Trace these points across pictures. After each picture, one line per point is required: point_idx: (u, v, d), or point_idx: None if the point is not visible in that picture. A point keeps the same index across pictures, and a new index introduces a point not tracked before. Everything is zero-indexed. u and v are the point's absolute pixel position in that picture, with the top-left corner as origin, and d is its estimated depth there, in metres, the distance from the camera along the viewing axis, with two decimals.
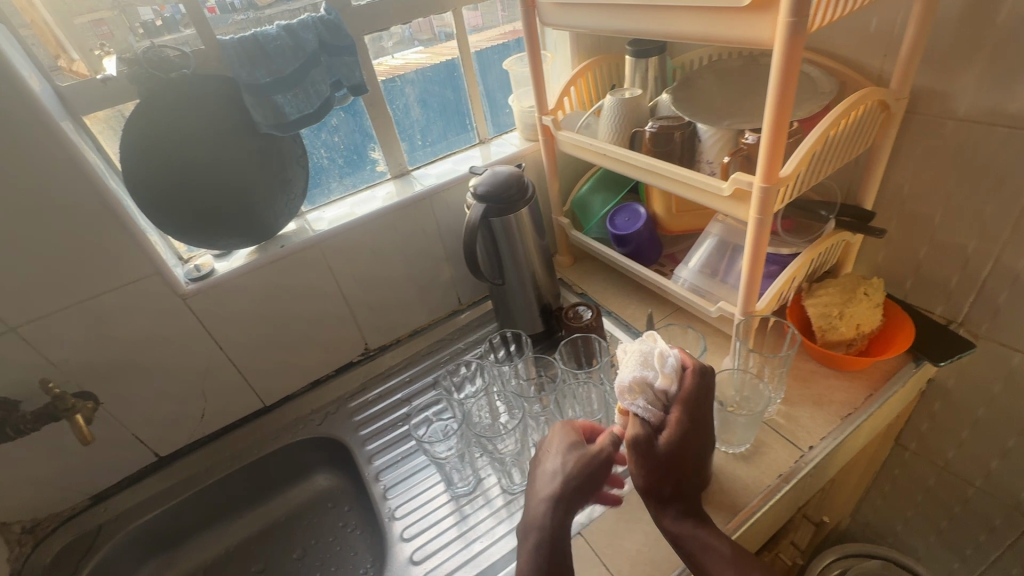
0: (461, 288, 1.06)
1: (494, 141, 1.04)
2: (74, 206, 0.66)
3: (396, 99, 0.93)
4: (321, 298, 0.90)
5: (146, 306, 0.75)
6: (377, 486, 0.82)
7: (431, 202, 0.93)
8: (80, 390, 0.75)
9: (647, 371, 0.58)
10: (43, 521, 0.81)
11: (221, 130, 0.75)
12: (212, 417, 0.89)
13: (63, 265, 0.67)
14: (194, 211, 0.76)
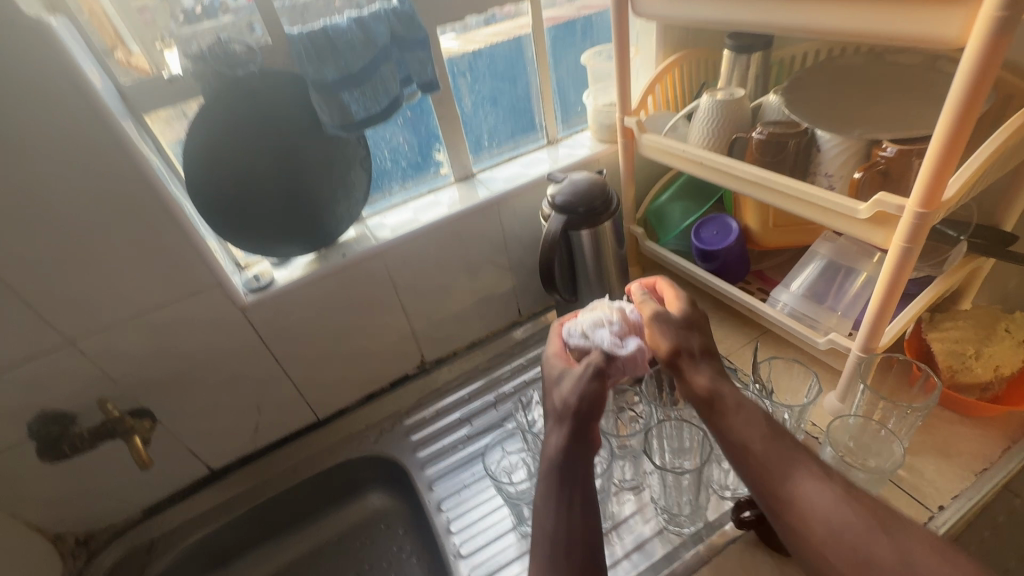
0: (521, 299, 0.99)
1: (564, 142, 0.96)
2: (136, 214, 0.61)
3: (463, 96, 0.86)
4: (381, 309, 0.85)
5: (206, 320, 0.71)
6: (440, 517, 0.74)
7: (497, 209, 0.86)
8: (137, 407, 0.71)
9: (587, 331, 0.60)
10: (98, 533, 0.79)
11: (288, 131, 0.70)
12: (266, 431, 0.85)
13: (123, 276, 0.63)
14: (257, 217, 0.71)
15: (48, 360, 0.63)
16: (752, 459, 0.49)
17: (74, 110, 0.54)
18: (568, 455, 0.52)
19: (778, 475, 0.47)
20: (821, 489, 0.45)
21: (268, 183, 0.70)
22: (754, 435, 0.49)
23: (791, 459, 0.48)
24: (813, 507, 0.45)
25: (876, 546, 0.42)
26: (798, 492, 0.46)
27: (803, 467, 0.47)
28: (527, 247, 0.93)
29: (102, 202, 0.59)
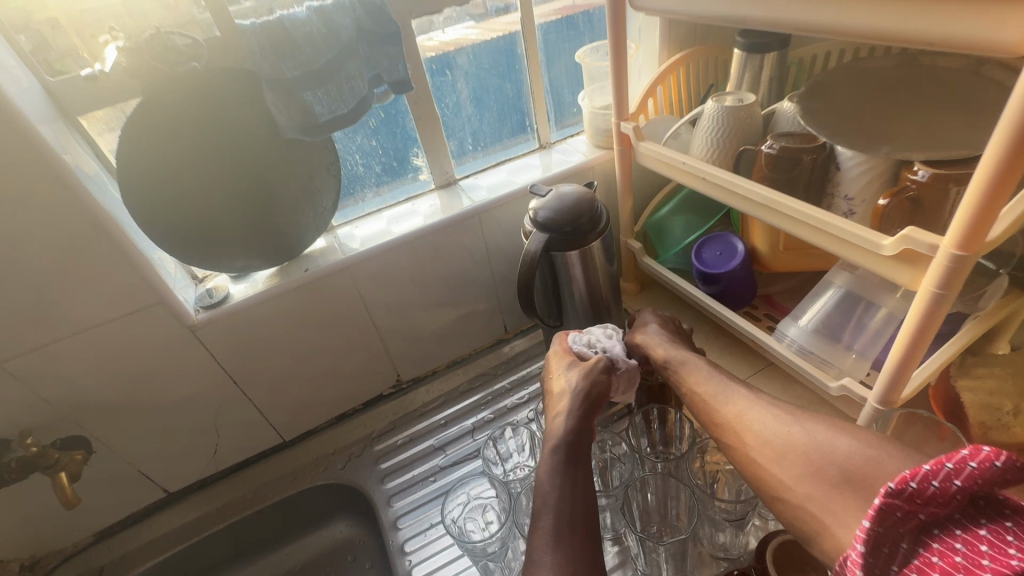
0: (508, 316, 0.92)
1: (557, 146, 0.88)
2: (64, 226, 0.55)
3: (444, 95, 0.79)
4: (350, 327, 0.78)
5: (151, 340, 0.65)
6: (403, 562, 0.68)
7: (479, 220, 0.79)
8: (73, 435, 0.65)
9: (591, 341, 0.67)
10: (46, 557, 0.75)
11: (240, 134, 0.63)
12: (226, 453, 0.79)
13: (54, 293, 0.58)
14: (208, 227, 0.65)
15: None
16: (705, 393, 0.55)
17: None
18: (572, 436, 0.56)
19: (727, 399, 0.54)
20: (762, 402, 0.52)
21: (221, 191, 0.64)
22: (699, 372, 0.58)
23: (736, 387, 0.55)
24: (756, 417, 0.50)
25: (830, 440, 0.45)
26: (744, 408, 0.51)
27: (746, 390, 0.54)
28: (513, 260, 0.86)
29: (22, 212, 0.53)
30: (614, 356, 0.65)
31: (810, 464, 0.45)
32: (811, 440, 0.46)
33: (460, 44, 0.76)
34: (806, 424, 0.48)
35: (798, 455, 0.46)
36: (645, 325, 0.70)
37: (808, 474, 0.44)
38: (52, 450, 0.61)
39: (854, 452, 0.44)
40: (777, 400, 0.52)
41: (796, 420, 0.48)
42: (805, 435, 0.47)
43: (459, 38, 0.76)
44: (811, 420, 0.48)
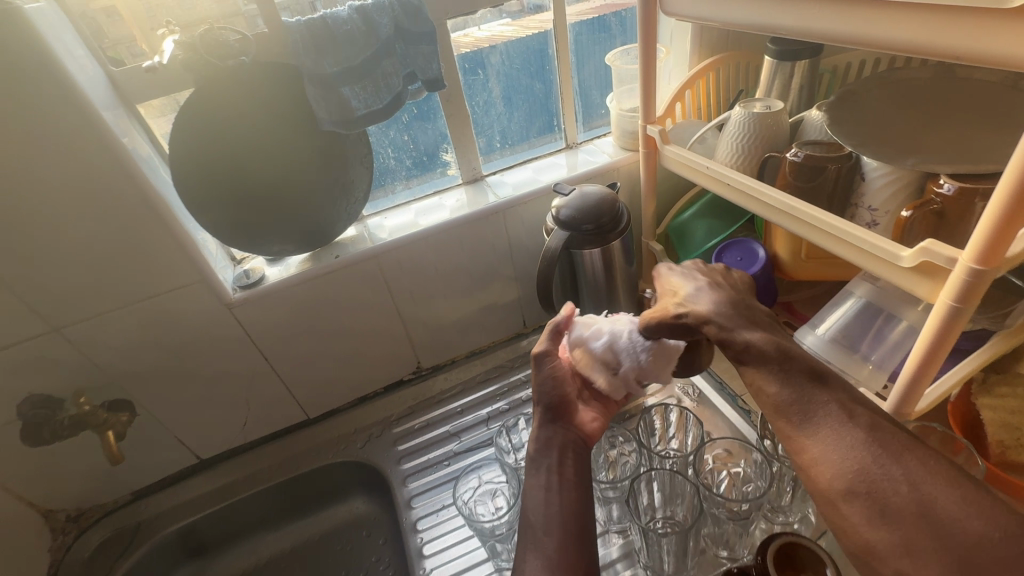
0: (527, 311, 0.94)
1: (584, 147, 0.89)
2: (120, 206, 0.60)
3: (476, 94, 0.81)
4: (375, 313, 0.82)
5: (192, 314, 0.70)
6: (414, 539, 0.71)
7: (504, 215, 0.81)
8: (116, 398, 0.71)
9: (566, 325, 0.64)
10: (88, 511, 0.80)
11: (280, 126, 0.67)
12: (254, 426, 0.84)
13: (108, 267, 0.62)
14: (245, 215, 0.69)
15: (35, 345, 0.64)
16: (782, 389, 0.44)
17: (53, 98, 0.53)
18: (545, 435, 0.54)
19: (817, 409, 0.43)
20: (859, 417, 0.41)
21: (261, 182, 0.68)
22: (796, 373, 0.44)
23: (835, 401, 0.43)
24: (855, 435, 0.41)
25: (924, 481, 0.38)
26: (840, 420, 0.42)
27: (849, 405, 0.42)
28: (535, 256, 0.88)
29: (82, 193, 0.58)
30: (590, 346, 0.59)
31: (890, 505, 0.38)
32: (905, 478, 0.38)
33: (495, 41, 0.78)
34: (901, 453, 0.40)
35: (875, 490, 0.39)
36: (677, 276, 0.57)
37: (875, 510, 0.38)
38: (101, 407, 0.68)
39: (952, 514, 0.36)
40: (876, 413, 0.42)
41: (894, 445, 0.40)
42: (897, 465, 0.39)
43: (495, 35, 0.78)
44: (905, 444, 0.40)
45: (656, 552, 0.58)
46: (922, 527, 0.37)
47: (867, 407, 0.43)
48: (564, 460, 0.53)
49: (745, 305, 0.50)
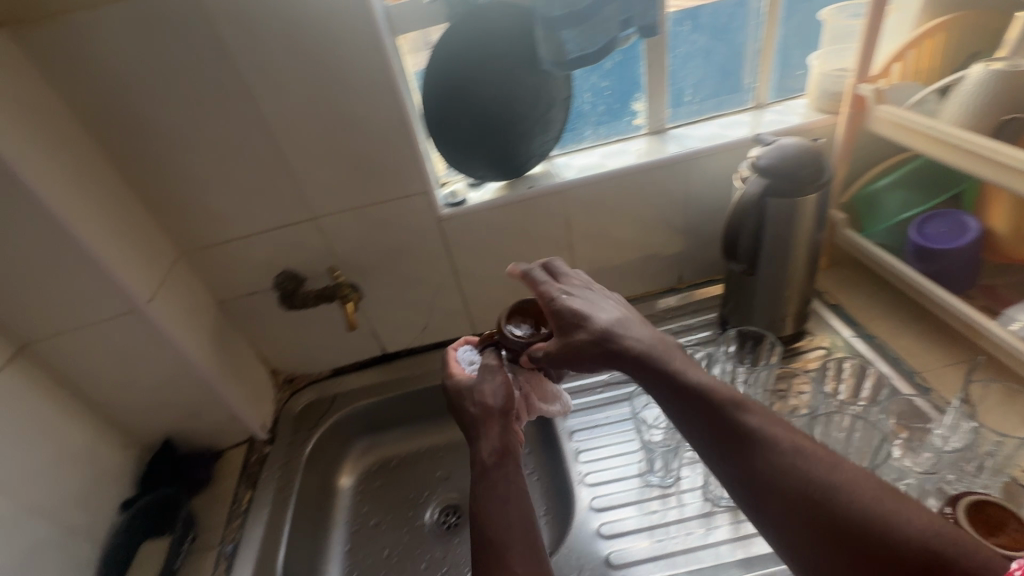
0: (686, 267, 0.97)
1: (773, 107, 0.90)
2: (379, 120, 0.72)
3: (678, 45, 0.84)
4: (550, 246, 0.90)
5: (411, 222, 0.82)
6: (569, 444, 0.79)
7: (687, 166, 0.84)
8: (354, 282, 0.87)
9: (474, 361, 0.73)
10: (298, 377, 0.98)
11: (509, 63, 0.76)
12: (432, 331, 0.97)
13: (361, 172, 0.76)
14: (463, 139, 0.80)
15: (298, 229, 0.79)
16: (710, 421, 0.52)
17: (355, 22, 0.65)
18: (495, 452, 0.61)
19: (732, 439, 0.51)
20: (761, 437, 0.50)
21: (482, 112, 0.78)
22: (709, 405, 0.53)
23: (748, 435, 0.50)
24: (756, 448, 0.50)
25: (812, 471, 0.47)
26: (754, 444, 0.50)
27: (742, 430, 0.51)
28: (706, 212, 0.90)
29: (358, 105, 0.70)
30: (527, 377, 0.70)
31: (840, 523, 0.45)
32: (807, 481, 0.47)
33: None
34: (789, 458, 0.48)
35: (796, 496, 0.46)
36: (581, 307, 0.62)
37: (800, 520, 0.46)
38: (348, 282, 0.84)
39: (866, 505, 0.44)
40: (772, 428, 0.50)
41: (772, 448, 0.49)
42: (795, 471, 0.47)
43: None
44: (785, 449, 0.49)
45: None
46: (814, 519, 0.45)
47: (751, 425, 0.51)
48: (496, 455, 0.61)
49: (614, 316, 0.61)
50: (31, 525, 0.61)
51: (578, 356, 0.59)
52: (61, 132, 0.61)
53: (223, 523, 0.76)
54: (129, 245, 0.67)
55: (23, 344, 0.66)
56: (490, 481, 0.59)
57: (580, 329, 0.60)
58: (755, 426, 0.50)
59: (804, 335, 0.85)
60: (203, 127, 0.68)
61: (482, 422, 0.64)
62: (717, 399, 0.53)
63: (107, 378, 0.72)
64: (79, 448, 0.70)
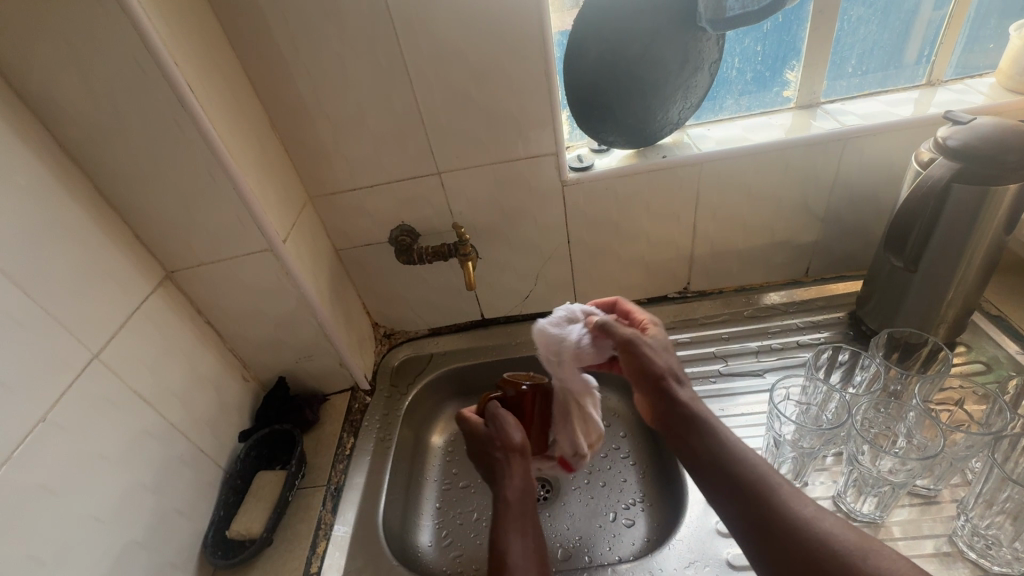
0: (815, 258, 0.90)
1: (951, 85, 0.80)
2: (521, 71, 0.68)
3: (852, 7, 0.75)
4: (673, 222, 0.84)
5: (534, 184, 0.79)
6: None
7: (843, 145, 0.76)
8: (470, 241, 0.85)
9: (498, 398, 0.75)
10: (396, 333, 0.99)
11: (662, 15, 0.69)
12: (534, 300, 0.94)
13: (494, 126, 0.73)
14: (599, 98, 0.75)
15: (421, 182, 0.78)
16: (716, 469, 0.52)
17: None
18: (517, 491, 0.64)
19: (736, 492, 0.49)
20: (772, 491, 0.48)
21: (626, 69, 0.73)
22: (717, 457, 0.52)
23: (756, 487, 0.49)
24: (762, 500, 0.48)
25: (819, 518, 0.46)
26: (757, 498, 0.48)
27: (744, 481, 0.50)
28: (852, 200, 0.82)
29: (502, 56, 0.67)
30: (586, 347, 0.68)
31: None
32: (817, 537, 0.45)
33: None
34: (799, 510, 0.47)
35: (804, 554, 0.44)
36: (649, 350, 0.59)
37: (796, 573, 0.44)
38: (469, 238, 0.82)
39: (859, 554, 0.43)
40: (787, 489, 0.49)
41: (777, 505, 0.47)
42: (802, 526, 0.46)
43: None
44: (799, 507, 0.47)
45: (997, 513, 0.55)
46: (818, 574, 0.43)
47: (761, 474, 0.50)
48: (512, 497, 0.64)
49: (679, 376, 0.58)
50: (170, 441, 0.65)
51: (637, 374, 0.59)
52: (221, 66, 0.62)
53: (328, 465, 0.78)
54: (269, 185, 0.68)
55: (169, 272, 0.69)
56: (511, 518, 0.62)
57: (658, 358, 0.59)
58: (766, 474, 0.49)
59: (957, 345, 0.76)
60: (347, 70, 0.68)
61: (505, 462, 0.66)
62: (729, 451, 0.52)
63: (236, 313, 0.75)
64: (208, 376, 0.73)
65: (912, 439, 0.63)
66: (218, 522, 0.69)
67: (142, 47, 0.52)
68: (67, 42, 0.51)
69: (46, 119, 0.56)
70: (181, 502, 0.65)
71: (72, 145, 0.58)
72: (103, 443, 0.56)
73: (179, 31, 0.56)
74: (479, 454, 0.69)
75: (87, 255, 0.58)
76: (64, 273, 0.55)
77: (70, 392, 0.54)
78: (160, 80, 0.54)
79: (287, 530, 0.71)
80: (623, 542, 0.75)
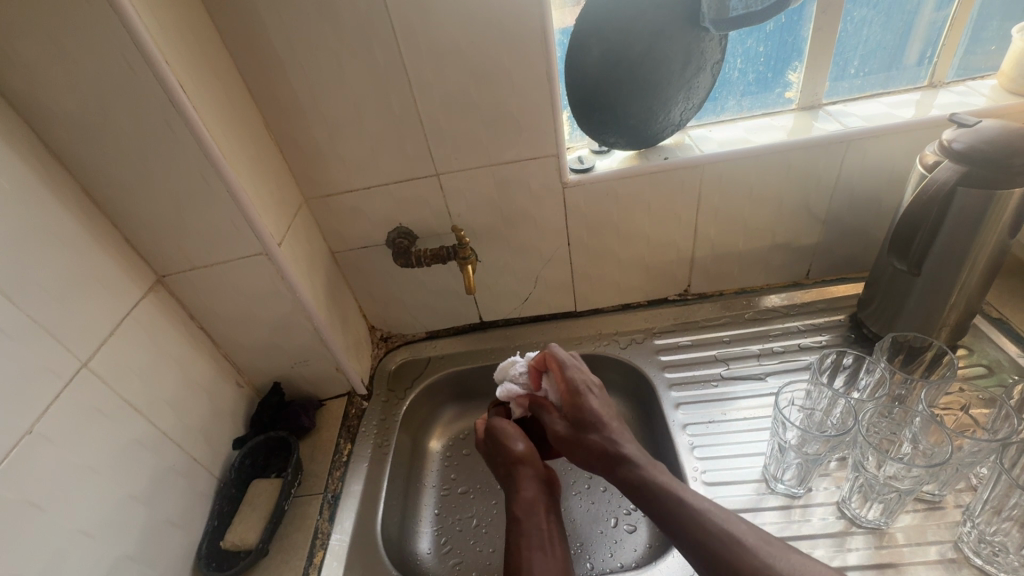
0: (816, 260, 0.89)
1: (952, 87, 0.80)
2: (523, 72, 0.67)
3: (855, 8, 0.74)
4: (674, 224, 0.84)
5: (534, 186, 0.78)
6: (682, 436, 0.74)
7: (846, 147, 0.75)
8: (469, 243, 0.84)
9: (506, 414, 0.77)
10: (393, 336, 0.97)
11: (665, 14, 0.68)
12: (533, 303, 0.93)
13: (493, 127, 0.72)
14: (600, 98, 0.74)
15: (419, 183, 0.77)
16: (673, 528, 0.52)
17: None
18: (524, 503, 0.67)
19: (691, 547, 0.50)
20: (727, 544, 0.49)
21: (628, 69, 0.72)
22: (669, 512, 0.53)
23: (710, 547, 0.49)
24: (717, 551, 0.49)
25: (771, 565, 0.46)
26: (715, 543, 0.49)
27: (695, 535, 0.50)
28: (854, 202, 0.81)
29: (503, 56, 0.66)
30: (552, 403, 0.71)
31: None
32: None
33: None
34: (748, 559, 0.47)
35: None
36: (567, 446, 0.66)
37: None
38: (468, 241, 0.80)
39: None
40: (743, 537, 0.49)
41: (732, 555, 0.48)
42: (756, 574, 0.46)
43: None
44: (753, 555, 0.47)
45: (1005, 520, 0.55)
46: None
47: (711, 530, 0.50)
48: (526, 509, 0.66)
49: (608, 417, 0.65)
50: (162, 451, 0.63)
51: (579, 452, 0.64)
52: (214, 65, 0.61)
53: (325, 472, 0.77)
54: (263, 187, 0.67)
55: (160, 276, 0.68)
56: (524, 532, 0.64)
57: (586, 408, 0.66)
58: (716, 530, 0.50)
59: (958, 347, 0.75)
60: (343, 69, 0.66)
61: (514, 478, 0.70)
62: (677, 505, 0.53)
63: (230, 318, 0.73)
64: (201, 383, 0.71)
65: (918, 445, 0.62)
66: (212, 532, 0.68)
67: (132, 46, 0.50)
68: (52, 39, 0.50)
69: (32, 119, 0.54)
70: (174, 512, 0.64)
71: (59, 147, 0.56)
72: (93, 454, 0.55)
73: (170, 28, 0.54)
74: (494, 467, 0.73)
75: (75, 260, 0.57)
76: (52, 279, 0.54)
77: (58, 402, 0.52)
78: (151, 79, 0.52)
79: (284, 540, 0.69)
80: (625, 548, 0.75)
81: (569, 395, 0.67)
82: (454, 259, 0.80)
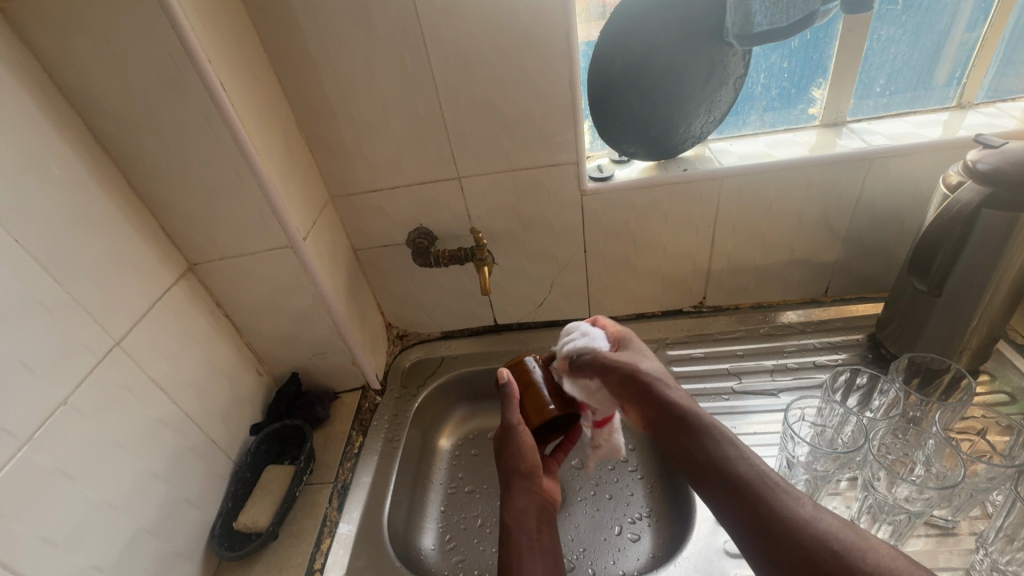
0: (836, 277, 0.89)
1: (981, 109, 0.79)
2: (546, 80, 0.69)
3: (883, 26, 0.74)
4: (691, 235, 0.84)
5: (553, 192, 0.79)
6: None
7: (870, 164, 0.75)
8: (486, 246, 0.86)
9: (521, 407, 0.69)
10: (409, 334, 0.99)
11: (688, 28, 0.69)
12: (547, 308, 0.94)
13: (514, 133, 0.74)
14: (620, 109, 0.76)
15: (441, 186, 0.79)
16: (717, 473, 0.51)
17: None
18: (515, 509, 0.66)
19: (732, 496, 0.48)
20: (776, 495, 0.46)
21: (651, 81, 0.73)
22: (725, 459, 0.51)
23: (753, 482, 0.48)
24: (758, 492, 0.47)
25: (811, 511, 0.45)
26: (746, 471, 0.49)
27: (739, 484, 0.48)
28: (877, 220, 0.81)
29: (526, 64, 0.68)
30: (600, 341, 0.68)
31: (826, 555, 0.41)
32: (802, 526, 0.44)
33: None
34: (791, 506, 0.45)
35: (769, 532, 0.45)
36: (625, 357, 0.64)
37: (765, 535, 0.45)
38: (487, 243, 0.82)
39: (836, 545, 0.42)
40: (784, 485, 0.48)
41: (767, 485, 0.48)
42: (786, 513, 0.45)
43: None
44: (794, 506, 0.45)
45: (1020, 550, 0.54)
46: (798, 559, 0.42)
47: (759, 470, 0.49)
48: (519, 516, 0.65)
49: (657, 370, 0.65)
50: (182, 431, 0.66)
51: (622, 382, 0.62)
52: (252, 65, 0.64)
53: (337, 462, 0.79)
54: (293, 184, 0.70)
55: (191, 265, 0.71)
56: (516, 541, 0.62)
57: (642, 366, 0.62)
58: (765, 472, 0.49)
59: (980, 373, 0.74)
60: (374, 73, 0.69)
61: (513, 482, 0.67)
62: (730, 453, 0.51)
63: (254, 307, 0.76)
64: (224, 368, 0.74)
65: (931, 468, 0.62)
66: (226, 514, 0.70)
67: (178, 47, 0.54)
68: (106, 36, 0.53)
69: (84, 110, 0.58)
70: (190, 491, 0.66)
71: (104, 139, 0.60)
72: (120, 429, 0.58)
73: (214, 30, 0.57)
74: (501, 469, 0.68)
75: (114, 244, 0.60)
76: (93, 262, 0.57)
77: (91, 378, 0.55)
78: (194, 77, 0.55)
79: (293, 526, 0.71)
80: (628, 557, 0.74)
81: (617, 341, 0.68)
82: (471, 261, 0.82)
